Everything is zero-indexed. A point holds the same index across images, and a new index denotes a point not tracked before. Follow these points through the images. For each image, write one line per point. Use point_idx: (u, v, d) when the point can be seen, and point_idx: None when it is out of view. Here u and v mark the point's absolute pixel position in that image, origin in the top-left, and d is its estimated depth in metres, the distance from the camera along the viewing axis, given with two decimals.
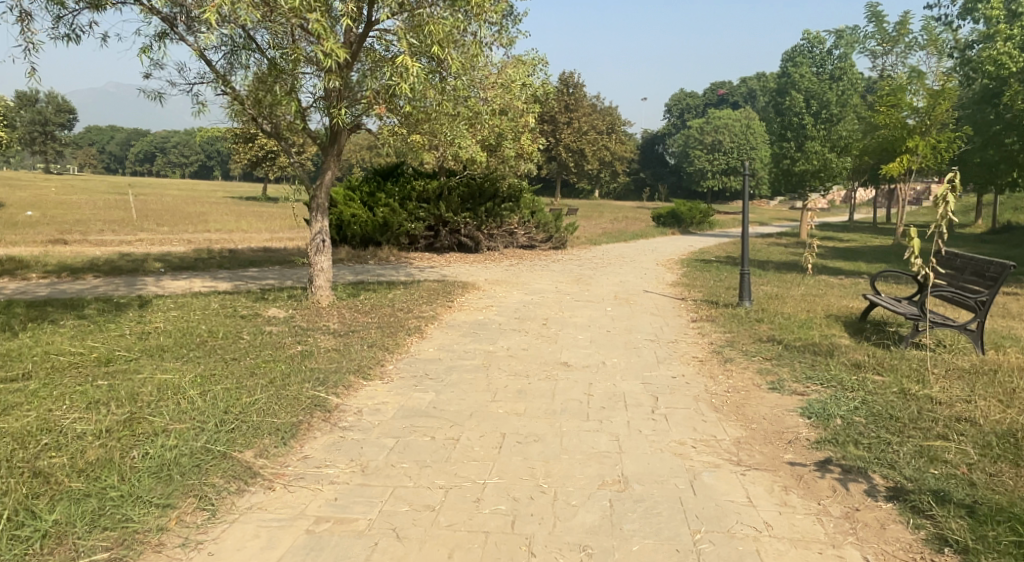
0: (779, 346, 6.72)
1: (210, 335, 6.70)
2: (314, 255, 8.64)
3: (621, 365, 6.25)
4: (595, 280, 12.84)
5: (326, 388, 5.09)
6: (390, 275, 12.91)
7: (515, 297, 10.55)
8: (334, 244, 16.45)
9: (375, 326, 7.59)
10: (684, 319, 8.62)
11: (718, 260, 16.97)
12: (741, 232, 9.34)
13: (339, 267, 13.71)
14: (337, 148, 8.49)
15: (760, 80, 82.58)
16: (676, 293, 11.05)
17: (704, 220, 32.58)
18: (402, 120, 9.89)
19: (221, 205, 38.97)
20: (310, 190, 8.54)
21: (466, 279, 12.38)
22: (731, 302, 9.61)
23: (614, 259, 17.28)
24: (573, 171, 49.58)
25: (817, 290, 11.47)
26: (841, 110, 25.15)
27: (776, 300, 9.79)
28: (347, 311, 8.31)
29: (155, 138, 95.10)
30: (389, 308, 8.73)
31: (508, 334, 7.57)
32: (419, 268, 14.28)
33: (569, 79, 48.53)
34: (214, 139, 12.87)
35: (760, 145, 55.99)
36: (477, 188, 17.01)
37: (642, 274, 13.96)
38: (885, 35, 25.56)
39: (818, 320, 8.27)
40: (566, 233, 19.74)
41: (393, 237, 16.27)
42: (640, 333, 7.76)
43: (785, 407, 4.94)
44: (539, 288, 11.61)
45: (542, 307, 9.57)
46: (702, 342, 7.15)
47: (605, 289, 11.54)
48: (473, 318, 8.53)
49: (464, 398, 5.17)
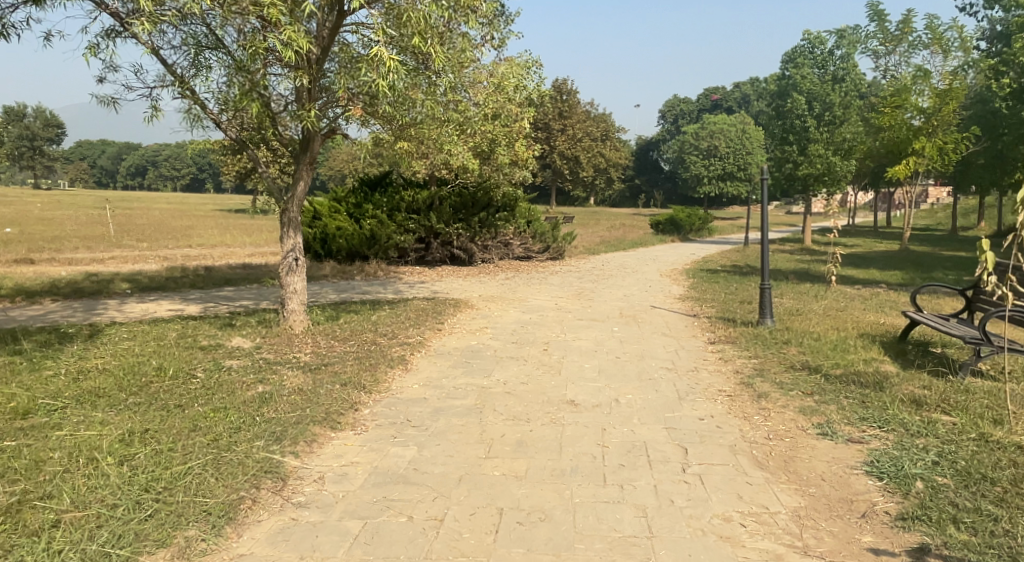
0: (817, 377, 5.83)
1: (159, 375, 5.75)
2: (286, 276, 7.71)
3: (637, 404, 5.32)
4: (597, 293, 11.96)
5: (282, 447, 4.15)
6: (377, 292, 12.01)
7: (512, 316, 9.65)
8: (319, 259, 15.52)
9: (352, 357, 6.65)
10: (701, 342, 7.73)
11: (725, 270, 16.12)
12: (761, 242, 8.47)
13: (322, 285, 12.82)
14: (309, 157, 7.53)
15: (755, 84, 82.02)
16: (687, 309, 10.17)
17: (703, 226, 31.83)
18: (388, 129, 8.99)
19: (209, 218, 38.11)
20: (281, 202, 7.62)
21: (458, 296, 11.49)
22: (750, 320, 8.73)
23: (615, 270, 16.41)
24: (568, 178, 48.82)
25: (839, 303, 10.61)
26: (845, 111, 24.36)
27: (798, 316, 8.91)
28: (322, 339, 7.37)
29: (147, 151, 94.24)
30: (370, 333, 7.80)
31: (504, 364, 6.65)
32: (409, 283, 13.41)
33: (563, 85, 47.75)
34: (203, 152, 12.05)
35: (756, 149, 55.32)
36: (469, 198, 16.16)
37: (647, 287, 13.09)
38: (887, 34, 24.81)
39: (851, 341, 7.39)
40: (564, 243, 18.87)
41: (380, 250, 15.33)
42: (654, 360, 6.85)
43: (846, 463, 4.04)
44: (537, 305, 10.71)
45: (542, 328, 8.66)
46: (727, 371, 6.26)
47: (608, 305, 10.66)
48: (466, 343, 7.62)
49: (452, 455, 4.25)
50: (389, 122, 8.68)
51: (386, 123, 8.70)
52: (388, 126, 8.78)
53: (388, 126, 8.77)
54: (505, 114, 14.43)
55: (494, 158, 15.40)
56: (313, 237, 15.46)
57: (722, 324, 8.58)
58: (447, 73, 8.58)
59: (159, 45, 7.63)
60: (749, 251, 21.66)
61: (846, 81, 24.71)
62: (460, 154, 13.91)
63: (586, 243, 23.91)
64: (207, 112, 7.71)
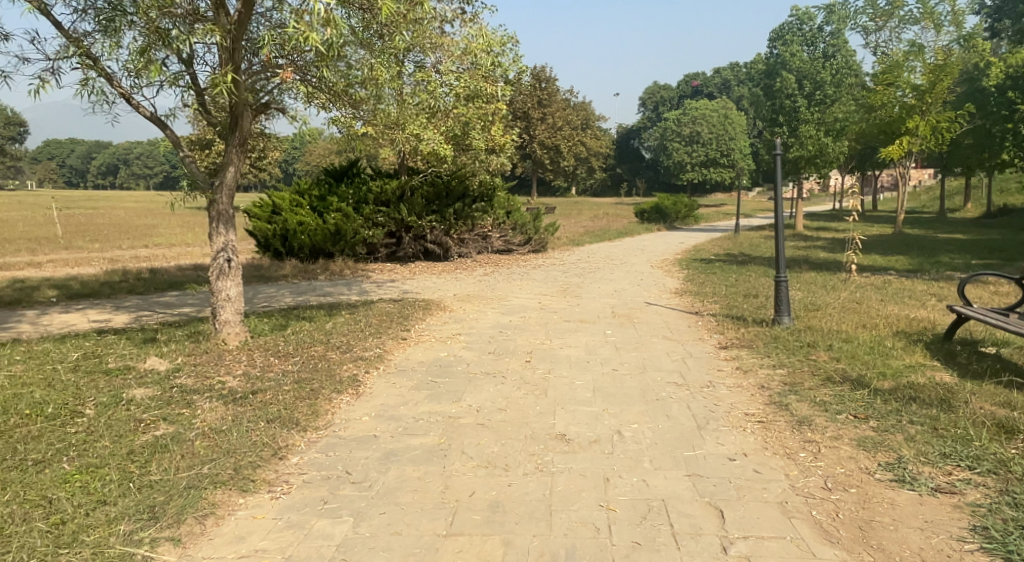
0: (865, 394, 4.71)
1: (35, 413, 4.48)
2: (217, 280, 6.44)
3: (647, 438, 4.14)
4: (584, 289, 10.82)
5: (154, 533, 2.92)
6: (339, 293, 10.78)
7: (489, 319, 8.45)
8: (281, 258, 14.25)
9: (293, 378, 5.42)
10: (711, 346, 6.57)
11: (720, 260, 15.04)
12: (775, 227, 7.33)
13: (280, 286, 11.56)
14: (240, 136, 6.23)
15: (736, 70, 80.84)
16: (687, 306, 9.03)
17: (689, 214, 30.85)
18: (359, 115, 7.80)
19: (176, 216, 36.41)
20: (208, 192, 6.32)
21: (430, 296, 10.28)
22: (763, 318, 7.58)
23: (602, 262, 15.27)
24: (549, 168, 47.63)
25: (854, 294, 9.53)
26: (836, 90, 23.36)
27: (816, 312, 7.80)
28: (259, 355, 6.12)
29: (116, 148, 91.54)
30: (321, 345, 6.57)
31: (478, 383, 5.44)
32: (376, 282, 12.17)
33: (542, 72, 46.38)
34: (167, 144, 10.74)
35: (739, 135, 54.36)
36: (444, 187, 14.86)
37: (639, 280, 11.97)
38: (877, 8, 23.80)
39: (887, 342, 6.28)
40: (546, 235, 17.73)
41: (347, 247, 14.10)
42: (659, 373, 5.69)
43: (949, 531, 2.91)
44: (518, 304, 9.53)
45: (524, 334, 7.46)
46: (751, 387, 5.12)
47: (598, 303, 9.50)
48: (434, 355, 6.42)
49: (401, 531, 3.05)
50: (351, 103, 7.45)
51: (349, 105, 7.47)
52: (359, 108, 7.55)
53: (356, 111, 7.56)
54: (481, 94, 13.19)
55: (467, 142, 14.08)
56: (273, 233, 14.19)
57: (732, 325, 7.44)
58: (402, 34, 7.37)
59: (54, 4, 6.26)
60: (739, 239, 20.64)
61: (838, 58, 23.82)
62: (427, 137, 12.67)
63: (570, 234, 22.79)
64: (113, 86, 6.32)
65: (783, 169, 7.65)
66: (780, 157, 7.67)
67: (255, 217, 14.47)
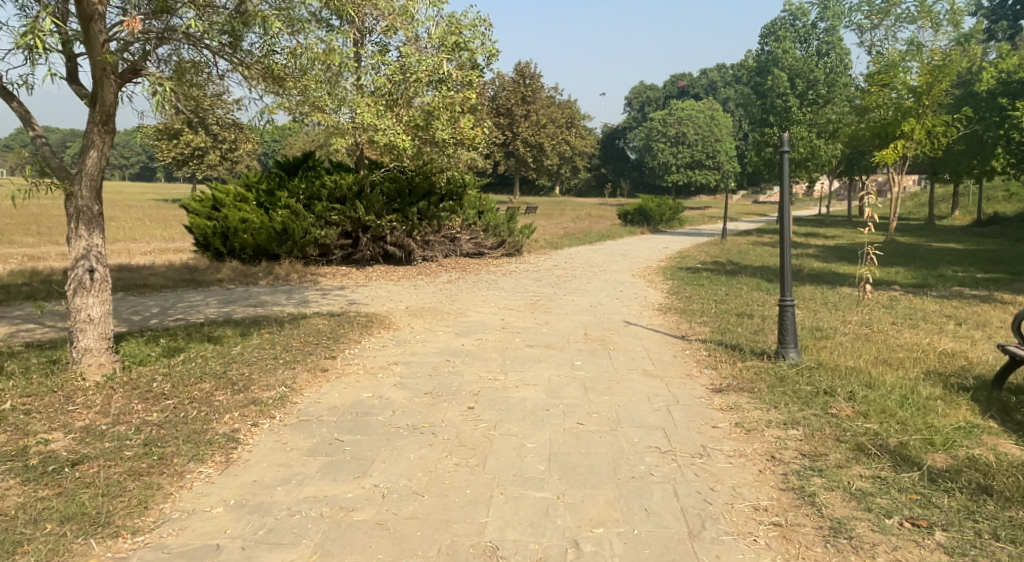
0: (920, 481, 3.42)
1: None
2: (74, 296, 5.07)
3: (616, 557, 2.82)
4: (556, 303, 9.52)
5: None
6: (274, 303, 9.38)
7: (437, 342, 7.08)
8: (221, 259, 12.83)
9: (144, 437, 4.02)
10: (702, 389, 5.25)
11: (707, 269, 13.78)
12: (780, 237, 6.00)
13: (209, 294, 10.12)
14: (100, 111, 4.91)
15: (721, 72, 79.13)
16: (672, 328, 7.72)
17: (672, 216, 29.67)
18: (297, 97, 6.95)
19: (137, 209, 34.51)
20: (62, 182, 4.95)
21: (377, 309, 8.90)
22: (762, 348, 6.28)
23: (579, 269, 13.99)
24: (532, 167, 46.06)
25: (861, 316, 8.25)
26: (829, 91, 22.43)
27: (825, 342, 6.52)
28: (119, 397, 4.73)
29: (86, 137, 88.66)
30: (209, 382, 5.18)
31: (398, 444, 4.09)
32: (323, 289, 10.77)
33: (526, 69, 44.95)
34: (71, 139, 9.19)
35: (725, 136, 53.08)
36: (407, 184, 13.43)
37: (618, 292, 10.67)
38: (872, 6, 22.55)
39: (923, 388, 4.98)
40: (521, 237, 16.38)
41: (295, 248, 12.65)
42: (638, 429, 4.38)
43: None
44: (477, 322, 8.19)
45: (475, 364, 6.13)
46: (762, 462, 3.80)
47: (570, 323, 8.16)
48: (354, 396, 5.07)
49: None
50: (280, 86, 6.83)
51: (278, 89, 6.83)
52: (287, 92, 6.87)
53: (289, 96, 6.91)
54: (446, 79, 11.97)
55: (428, 133, 12.51)
56: (213, 231, 12.76)
57: (725, 357, 6.13)
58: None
59: None
60: (727, 245, 19.42)
61: (831, 57, 22.68)
62: (379, 116, 11.33)
63: (549, 236, 21.43)
64: None
65: (788, 166, 6.34)
66: (784, 145, 6.36)
67: (194, 212, 13.04)
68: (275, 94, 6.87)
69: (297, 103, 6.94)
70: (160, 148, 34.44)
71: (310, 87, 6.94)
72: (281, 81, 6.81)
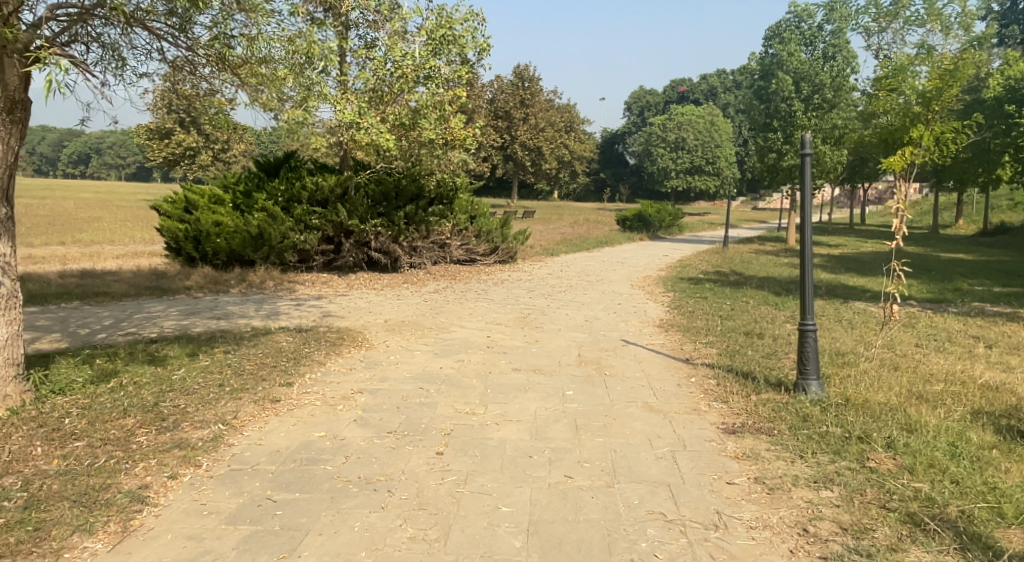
0: None
1: None
2: None
3: None
4: (548, 318, 8.76)
5: None
6: (241, 315, 8.63)
7: (412, 364, 6.31)
8: (194, 265, 12.06)
9: (24, 498, 3.25)
10: (713, 430, 4.48)
11: (710, 279, 13.05)
12: (801, 253, 5.22)
13: (173, 304, 9.35)
14: (2, 97, 4.25)
15: (721, 77, 78.56)
16: (674, 350, 6.94)
17: (672, 223, 29.00)
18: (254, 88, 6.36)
19: (125, 210, 33.62)
20: None
21: (351, 324, 8.13)
22: (778, 378, 5.50)
23: (575, 278, 13.23)
24: (530, 171, 45.11)
25: (881, 337, 7.48)
26: (836, 95, 21.52)
27: (850, 371, 5.75)
28: (19, 438, 3.97)
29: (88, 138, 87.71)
30: (133, 419, 4.40)
31: (341, 507, 3.32)
32: (298, 299, 10.00)
33: (525, 71, 44.39)
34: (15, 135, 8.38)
35: (726, 142, 52.36)
36: (393, 186, 12.65)
37: (616, 305, 9.91)
38: (880, 9, 21.82)
39: (974, 434, 4.21)
40: (514, 243, 15.62)
41: (272, 253, 11.85)
42: (638, 487, 3.60)
43: None
44: (460, 340, 7.43)
45: (451, 393, 5.36)
46: (793, 541, 3.03)
47: (561, 342, 7.39)
48: (303, 437, 4.29)
49: None
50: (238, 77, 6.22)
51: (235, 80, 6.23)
52: (245, 83, 6.28)
53: (247, 86, 6.31)
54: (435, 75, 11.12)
55: (415, 133, 11.68)
56: (184, 235, 11.98)
57: (737, 389, 5.34)
58: None
59: None
60: (729, 254, 18.69)
61: (837, 60, 21.67)
62: (357, 111, 10.97)
63: (545, 242, 20.67)
64: None
65: (809, 169, 5.53)
66: (805, 144, 5.54)
67: (166, 215, 12.29)
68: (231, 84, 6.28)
69: (256, 94, 6.37)
70: (151, 148, 33.78)
71: (269, 78, 6.39)
72: (238, 72, 6.20)
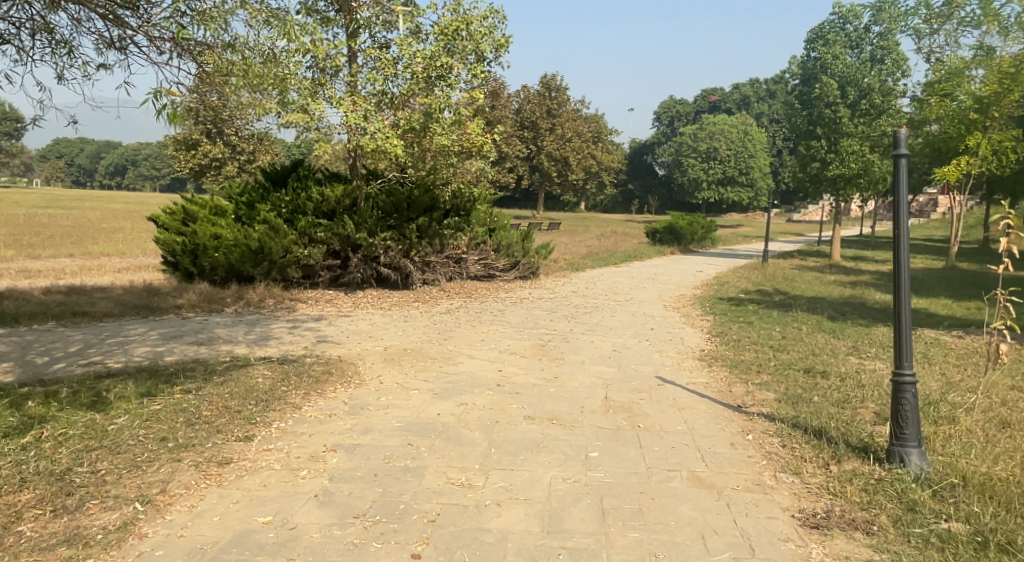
0: None
1: None
2: None
3: None
4: (572, 347, 7.67)
5: None
6: (226, 341, 7.68)
7: (406, 409, 5.26)
8: (191, 280, 11.22)
9: None
10: (788, 524, 3.34)
11: (753, 299, 11.84)
12: (895, 280, 4.05)
13: (157, 325, 8.46)
14: None
15: (754, 86, 76.77)
16: (721, 393, 5.80)
17: (705, 236, 27.72)
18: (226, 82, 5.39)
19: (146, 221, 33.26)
20: None
21: (346, 353, 7.12)
22: (864, 442, 4.31)
23: (603, 297, 12.12)
24: (557, 182, 43.99)
25: (970, 378, 6.24)
26: (884, 100, 19.98)
27: (952, 431, 4.55)
28: None
29: (125, 150, 88.72)
30: (30, 494, 3.42)
31: None
32: (295, 320, 9.06)
33: (552, 81, 43.61)
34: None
35: (759, 152, 50.83)
36: (405, 197, 11.69)
37: (649, 331, 8.77)
38: (932, 9, 20.35)
39: None
40: (537, 258, 14.56)
41: (273, 268, 10.95)
42: None
43: None
44: (467, 374, 6.38)
45: (446, 453, 4.29)
46: None
47: (585, 379, 6.29)
48: (241, 524, 3.26)
49: None
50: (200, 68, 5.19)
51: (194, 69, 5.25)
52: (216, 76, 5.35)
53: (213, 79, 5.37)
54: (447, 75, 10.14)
55: (427, 139, 10.76)
56: (181, 248, 11.14)
57: (812, 462, 4.19)
58: None
59: None
60: (768, 270, 17.35)
61: (887, 63, 20.13)
62: (365, 113, 10.08)
63: (570, 256, 19.49)
64: None
65: (906, 175, 4.18)
66: (900, 141, 4.19)
67: (163, 227, 11.47)
68: (190, 76, 5.27)
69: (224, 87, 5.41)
70: (177, 159, 33.48)
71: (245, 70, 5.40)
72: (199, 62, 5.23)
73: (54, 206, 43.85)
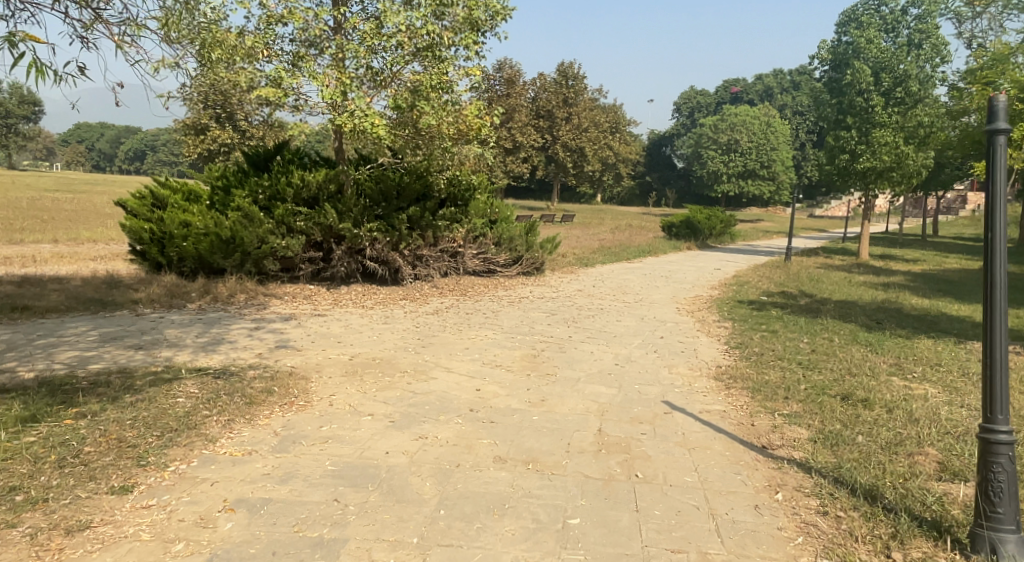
0: None
1: None
2: None
3: None
4: (567, 359, 6.61)
5: None
6: (171, 344, 6.71)
7: (349, 443, 4.23)
8: (160, 272, 10.30)
9: None
10: None
11: (777, 303, 10.70)
12: (988, 305, 2.97)
13: (102, 323, 7.53)
14: None
15: (778, 77, 74.57)
16: (743, 428, 4.73)
17: (723, 230, 26.51)
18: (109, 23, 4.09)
19: None
20: None
21: (303, 363, 6.11)
22: (938, 523, 3.22)
23: (611, 297, 11.04)
24: (572, 173, 42.71)
25: None
26: (921, 88, 18.63)
27: None
28: None
29: (145, 137, 88.72)
30: None
31: None
32: (260, 320, 8.09)
33: (569, 69, 42.31)
34: None
35: (781, 145, 49.17)
36: (394, 185, 10.64)
37: (658, 340, 7.69)
38: None
39: None
40: (542, 253, 13.47)
41: (247, 261, 9.99)
42: None
43: None
44: (437, 394, 5.35)
45: (377, 518, 3.25)
46: None
47: (578, 404, 5.23)
48: None
49: None
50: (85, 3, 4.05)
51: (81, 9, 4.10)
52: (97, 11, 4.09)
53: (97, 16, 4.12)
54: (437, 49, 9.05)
55: (416, 120, 9.69)
56: (149, 238, 10.22)
57: (866, 545, 3.12)
58: None
59: None
60: (792, 269, 16.14)
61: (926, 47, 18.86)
62: (344, 90, 9.08)
63: (579, 250, 18.38)
64: None
65: (1003, 161, 3.04)
66: (996, 113, 3.06)
67: (133, 213, 10.57)
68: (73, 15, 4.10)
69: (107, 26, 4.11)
70: (185, 145, 32.82)
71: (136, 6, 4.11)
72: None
73: (66, 190, 43.54)
